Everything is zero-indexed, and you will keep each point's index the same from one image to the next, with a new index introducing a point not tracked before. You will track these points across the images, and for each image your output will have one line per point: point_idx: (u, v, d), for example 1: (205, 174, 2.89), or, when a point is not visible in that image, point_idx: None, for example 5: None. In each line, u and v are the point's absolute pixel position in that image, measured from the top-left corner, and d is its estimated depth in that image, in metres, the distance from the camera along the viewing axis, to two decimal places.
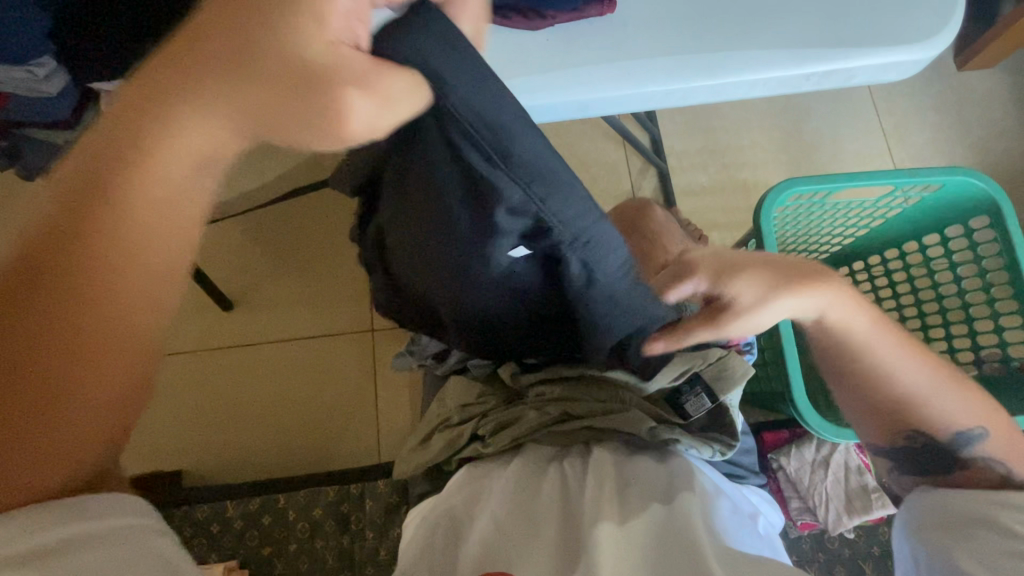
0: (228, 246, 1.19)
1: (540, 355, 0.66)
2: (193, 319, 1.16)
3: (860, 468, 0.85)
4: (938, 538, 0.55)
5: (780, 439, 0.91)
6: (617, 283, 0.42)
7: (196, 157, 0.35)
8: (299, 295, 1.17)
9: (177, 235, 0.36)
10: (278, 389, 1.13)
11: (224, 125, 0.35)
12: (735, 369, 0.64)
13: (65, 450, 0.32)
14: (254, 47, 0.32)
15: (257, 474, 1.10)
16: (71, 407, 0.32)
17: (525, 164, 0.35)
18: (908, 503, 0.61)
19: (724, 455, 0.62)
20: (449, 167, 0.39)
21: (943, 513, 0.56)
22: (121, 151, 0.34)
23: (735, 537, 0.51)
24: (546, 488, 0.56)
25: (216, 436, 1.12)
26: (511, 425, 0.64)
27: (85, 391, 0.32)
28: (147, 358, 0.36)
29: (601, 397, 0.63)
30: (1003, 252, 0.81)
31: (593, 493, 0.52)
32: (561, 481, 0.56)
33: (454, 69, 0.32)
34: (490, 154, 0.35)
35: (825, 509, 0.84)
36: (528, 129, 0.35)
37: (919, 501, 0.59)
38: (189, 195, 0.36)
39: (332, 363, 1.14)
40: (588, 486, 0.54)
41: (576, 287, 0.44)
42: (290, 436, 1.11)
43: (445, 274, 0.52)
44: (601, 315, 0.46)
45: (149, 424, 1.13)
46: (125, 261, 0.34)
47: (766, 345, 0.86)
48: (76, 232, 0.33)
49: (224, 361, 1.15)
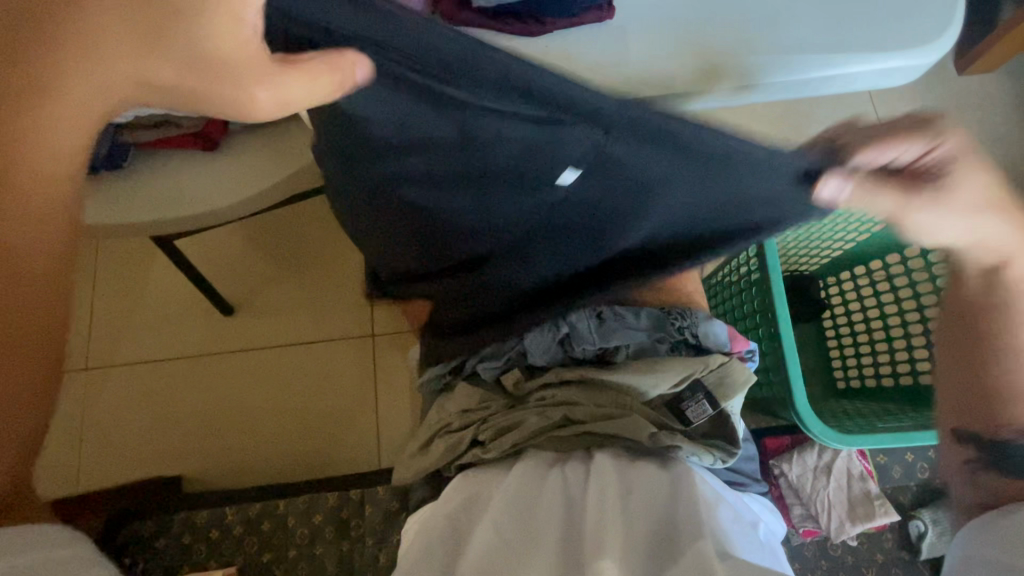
0: (228, 251, 1.19)
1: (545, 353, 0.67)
2: (195, 324, 1.17)
3: (862, 474, 0.86)
4: (995, 556, 0.52)
5: (783, 444, 0.90)
6: (743, 172, 0.39)
7: (98, 89, 0.40)
8: (300, 300, 1.17)
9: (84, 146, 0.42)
10: (278, 393, 1.13)
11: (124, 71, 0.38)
12: (735, 377, 0.65)
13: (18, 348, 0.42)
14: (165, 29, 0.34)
15: (257, 479, 1.10)
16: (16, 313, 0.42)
17: (531, 91, 0.33)
18: (973, 520, 0.57)
19: (725, 462, 0.61)
20: (479, 123, 0.38)
21: (1006, 534, 0.53)
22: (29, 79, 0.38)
23: (744, 545, 0.50)
24: (546, 493, 0.55)
25: (217, 440, 1.12)
26: (512, 430, 0.63)
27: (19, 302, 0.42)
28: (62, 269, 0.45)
29: (603, 402, 0.63)
30: None
31: (596, 498, 0.52)
32: (562, 487, 0.55)
33: (374, 31, 0.33)
34: (474, 88, 0.34)
35: (826, 517, 0.84)
36: (496, 56, 0.33)
37: (986, 520, 0.55)
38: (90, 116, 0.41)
39: (333, 368, 1.14)
40: (590, 491, 0.53)
41: (696, 197, 0.43)
42: (292, 441, 1.11)
43: (531, 236, 0.52)
44: (759, 205, 0.43)
45: (149, 430, 1.13)
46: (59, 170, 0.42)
47: (768, 350, 0.85)
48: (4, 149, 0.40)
49: (225, 366, 1.15)
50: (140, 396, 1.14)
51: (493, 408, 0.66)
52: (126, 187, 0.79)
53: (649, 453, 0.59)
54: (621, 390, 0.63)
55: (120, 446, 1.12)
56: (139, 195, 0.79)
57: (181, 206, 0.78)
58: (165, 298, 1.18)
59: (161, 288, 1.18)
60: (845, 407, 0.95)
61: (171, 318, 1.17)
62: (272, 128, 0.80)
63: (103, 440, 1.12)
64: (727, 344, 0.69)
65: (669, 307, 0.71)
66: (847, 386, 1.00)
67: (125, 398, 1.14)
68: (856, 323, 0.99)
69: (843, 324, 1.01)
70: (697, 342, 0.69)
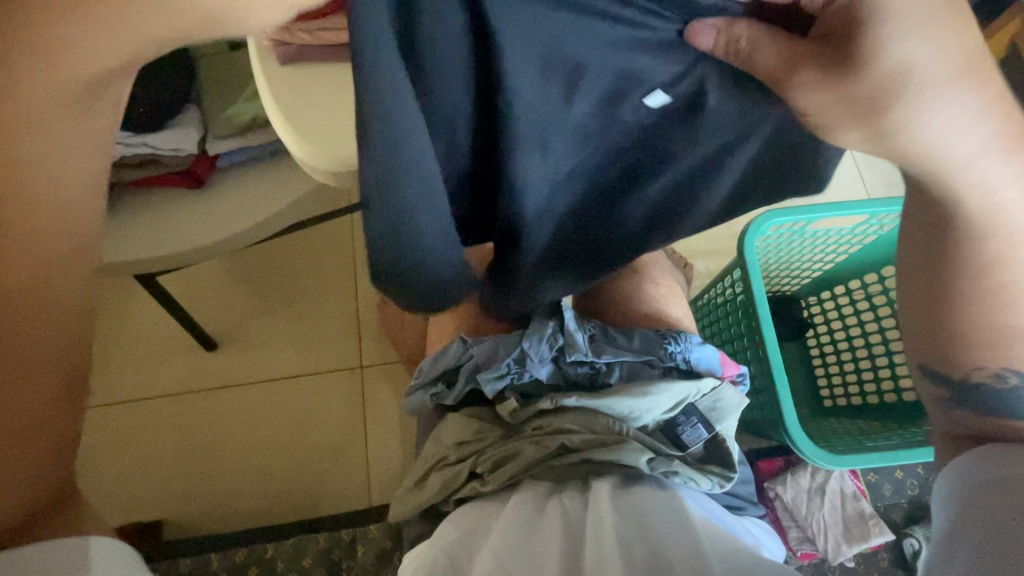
0: (212, 286, 1.17)
1: (552, 384, 0.68)
2: (177, 361, 1.14)
3: (855, 494, 0.87)
4: (977, 501, 0.51)
5: (776, 467, 0.91)
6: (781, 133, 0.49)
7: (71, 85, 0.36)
8: (285, 334, 1.15)
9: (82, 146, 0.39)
10: (264, 431, 1.10)
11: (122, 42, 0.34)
12: (729, 401, 0.66)
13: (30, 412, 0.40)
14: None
15: (244, 521, 1.06)
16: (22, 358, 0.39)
17: None
18: (955, 472, 0.55)
19: (722, 486, 0.62)
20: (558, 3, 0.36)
21: (977, 490, 0.52)
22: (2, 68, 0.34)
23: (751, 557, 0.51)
24: (545, 521, 0.54)
25: (201, 482, 1.08)
26: (508, 460, 0.62)
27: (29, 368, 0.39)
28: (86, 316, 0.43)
29: (598, 429, 0.62)
30: None
31: (595, 527, 0.52)
32: (561, 515, 0.55)
33: None
34: None
35: (824, 538, 0.85)
36: None
37: (964, 474, 0.54)
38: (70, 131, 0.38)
39: (321, 401, 1.12)
40: (590, 520, 0.53)
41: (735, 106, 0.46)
42: (277, 479, 1.08)
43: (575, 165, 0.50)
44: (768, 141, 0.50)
45: (129, 473, 1.09)
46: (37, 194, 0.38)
47: (757, 372, 0.86)
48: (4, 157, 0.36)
49: (208, 404, 1.12)
50: (117, 441, 1.10)
51: (488, 441, 0.64)
52: (108, 226, 0.78)
53: (647, 479, 0.58)
54: (618, 417, 0.63)
55: (98, 488, 1.07)
56: (124, 234, 0.77)
57: (165, 242, 0.77)
58: (145, 336, 1.15)
59: (140, 324, 1.16)
60: (832, 426, 0.96)
61: (150, 355, 1.14)
62: (256, 166, 0.80)
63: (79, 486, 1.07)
64: (718, 370, 0.71)
65: (662, 331, 0.72)
66: (833, 403, 1.01)
67: (100, 442, 1.10)
68: (838, 341, 1.01)
69: (828, 347, 1.03)
70: (689, 367, 0.69)
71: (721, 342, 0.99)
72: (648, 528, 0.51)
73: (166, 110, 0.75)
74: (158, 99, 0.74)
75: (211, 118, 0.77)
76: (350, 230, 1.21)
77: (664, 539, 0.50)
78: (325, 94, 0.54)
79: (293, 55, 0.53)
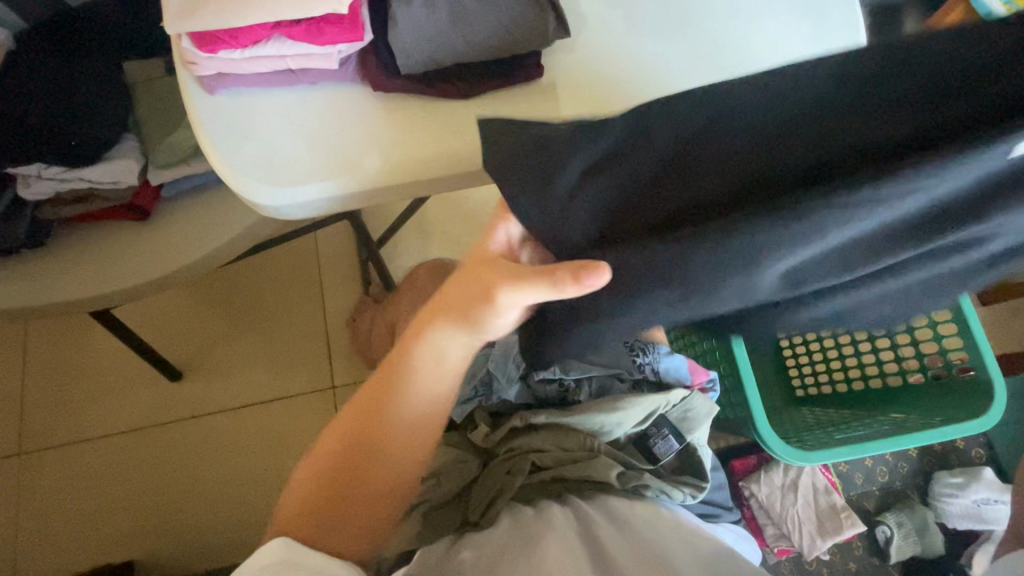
0: (174, 312, 1.14)
1: (529, 403, 0.67)
2: (140, 393, 1.10)
3: (827, 488, 0.93)
4: None
5: (749, 466, 0.96)
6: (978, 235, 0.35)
7: (403, 410, 0.52)
8: (255, 358, 1.12)
9: (366, 420, 0.52)
10: (236, 460, 1.07)
11: (415, 370, 0.51)
12: (699, 409, 0.65)
13: (322, 443, 0.55)
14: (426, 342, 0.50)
15: (220, 555, 1.03)
16: (328, 436, 0.55)
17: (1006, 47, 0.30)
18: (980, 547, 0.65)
19: (695, 497, 0.61)
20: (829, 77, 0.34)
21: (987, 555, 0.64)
22: (398, 390, 0.51)
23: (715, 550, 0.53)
24: (517, 532, 0.54)
25: (174, 518, 1.05)
26: (490, 491, 0.61)
27: (333, 426, 0.55)
28: (337, 442, 0.53)
29: (569, 446, 0.61)
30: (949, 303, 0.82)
31: (565, 535, 0.52)
32: (553, 526, 0.54)
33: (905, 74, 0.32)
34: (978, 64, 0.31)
35: (798, 535, 0.91)
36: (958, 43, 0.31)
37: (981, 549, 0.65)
38: (370, 427, 0.52)
39: (295, 424, 1.09)
40: (558, 523, 0.54)
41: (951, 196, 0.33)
42: (252, 508, 1.05)
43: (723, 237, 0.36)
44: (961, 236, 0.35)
45: (94, 512, 1.05)
46: (366, 433, 0.53)
47: (726, 373, 0.88)
48: (370, 438, 0.52)
49: (176, 435, 1.08)
50: (81, 480, 1.06)
51: (465, 476, 0.62)
52: (50, 265, 0.74)
53: (618, 492, 0.58)
54: (589, 431, 0.62)
55: (65, 529, 1.04)
56: (65, 272, 0.74)
57: (111, 276, 0.74)
58: (105, 369, 1.11)
59: (102, 359, 1.12)
60: (808, 417, 0.90)
61: (113, 389, 1.10)
62: (205, 193, 0.77)
63: (42, 529, 1.03)
64: (688, 379, 0.69)
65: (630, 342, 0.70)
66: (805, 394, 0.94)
67: (63, 483, 1.06)
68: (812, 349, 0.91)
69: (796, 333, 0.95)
70: (657, 379, 0.68)
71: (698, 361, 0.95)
72: (613, 526, 0.54)
73: (99, 141, 0.70)
74: (88, 128, 0.69)
75: (152, 145, 0.74)
76: (315, 249, 1.18)
77: (622, 534, 0.53)
78: (265, 124, 0.52)
79: (224, 80, 0.52)
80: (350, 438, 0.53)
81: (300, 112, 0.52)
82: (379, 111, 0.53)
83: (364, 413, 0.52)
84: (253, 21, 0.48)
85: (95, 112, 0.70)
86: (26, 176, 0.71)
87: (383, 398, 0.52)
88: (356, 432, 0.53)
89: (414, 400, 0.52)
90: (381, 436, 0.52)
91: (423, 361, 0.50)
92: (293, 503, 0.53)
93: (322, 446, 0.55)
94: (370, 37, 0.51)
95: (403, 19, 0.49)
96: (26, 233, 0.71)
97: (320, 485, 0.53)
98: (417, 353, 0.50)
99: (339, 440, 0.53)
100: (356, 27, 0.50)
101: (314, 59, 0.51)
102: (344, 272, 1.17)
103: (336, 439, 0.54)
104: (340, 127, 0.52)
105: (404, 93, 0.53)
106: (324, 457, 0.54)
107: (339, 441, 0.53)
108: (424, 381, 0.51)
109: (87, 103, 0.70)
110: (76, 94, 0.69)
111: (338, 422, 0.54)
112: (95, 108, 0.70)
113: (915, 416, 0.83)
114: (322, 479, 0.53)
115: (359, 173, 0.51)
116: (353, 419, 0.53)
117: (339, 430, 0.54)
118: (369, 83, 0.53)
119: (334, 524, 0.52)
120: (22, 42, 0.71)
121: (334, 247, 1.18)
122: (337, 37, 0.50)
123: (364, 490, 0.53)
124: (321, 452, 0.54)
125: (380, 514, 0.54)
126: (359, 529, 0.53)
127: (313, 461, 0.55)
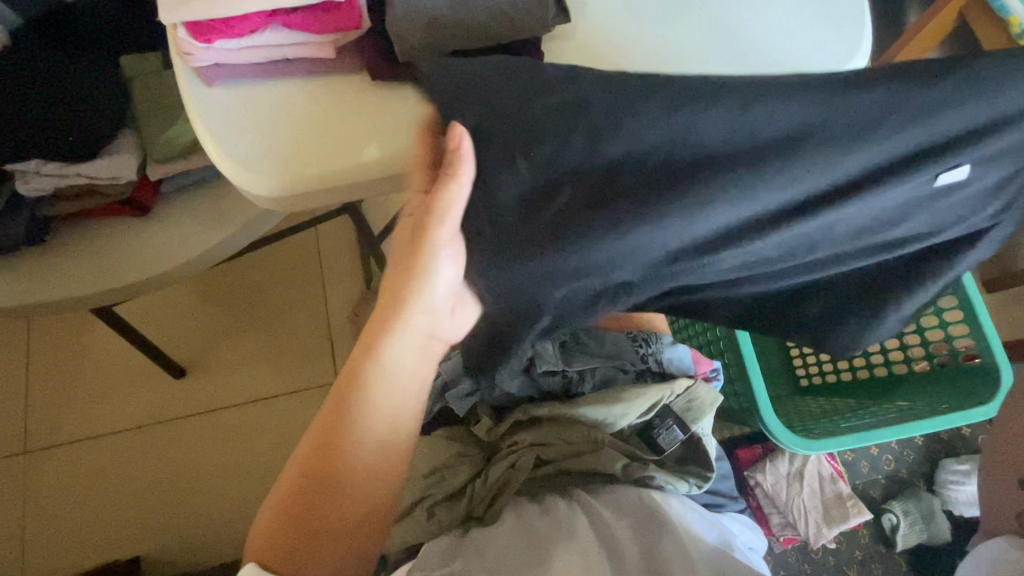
0: (176, 308, 1.13)
1: (535, 397, 0.66)
2: (144, 390, 1.10)
3: (833, 477, 0.93)
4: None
5: (754, 455, 0.96)
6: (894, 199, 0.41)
7: (373, 407, 0.51)
8: (257, 354, 1.12)
9: (333, 426, 0.51)
10: (240, 456, 1.07)
11: (377, 363, 0.51)
12: (702, 399, 0.65)
13: (291, 460, 0.53)
14: (377, 328, 0.52)
15: (226, 551, 1.03)
16: (297, 451, 0.53)
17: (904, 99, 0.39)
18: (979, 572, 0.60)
19: (700, 487, 0.61)
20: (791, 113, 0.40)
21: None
22: (367, 388, 0.51)
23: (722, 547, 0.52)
24: (520, 527, 0.53)
25: (180, 515, 1.05)
26: (495, 488, 0.60)
27: (301, 441, 0.53)
28: (308, 454, 0.52)
29: (573, 439, 0.61)
30: (958, 292, 0.80)
31: (567, 531, 0.52)
32: (560, 522, 0.53)
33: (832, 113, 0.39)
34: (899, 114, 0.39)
35: (804, 524, 0.91)
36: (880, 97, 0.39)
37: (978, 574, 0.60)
38: (338, 433, 0.50)
39: (298, 419, 1.09)
40: (562, 519, 0.53)
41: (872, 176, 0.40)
42: (257, 504, 1.05)
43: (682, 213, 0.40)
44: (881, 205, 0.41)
45: (99, 510, 1.05)
46: (334, 441, 0.50)
47: (731, 361, 0.87)
48: (341, 446, 0.50)
49: (180, 432, 1.08)
50: (86, 478, 1.06)
51: (469, 470, 0.62)
52: (50, 262, 0.74)
53: (622, 484, 0.58)
54: (593, 424, 0.62)
55: (72, 527, 1.04)
56: (65, 269, 0.73)
57: (111, 273, 0.73)
58: (108, 367, 1.11)
59: (106, 357, 1.12)
60: (812, 405, 0.90)
61: (118, 386, 1.10)
62: (204, 188, 0.77)
63: (49, 528, 1.04)
64: (692, 367, 0.69)
65: (632, 332, 0.69)
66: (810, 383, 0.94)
67: (69, 480, 1.06)
68: None
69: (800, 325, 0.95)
70: (661, 368, 0.67)
71: (701, 352, 0.95)
72: (616, 518, 0.53)
73: (97, 134, 0.70)
74: (85, 124, 0.69)
75: (149, 139, 0.73)
76: (315, 244, 1.18)
77: (625, 528, 0.52)
78: (260, 116, 0.51)
79: (223, 75, 0.51)
80: (320, 448, 0.51)
81: (298, 103, 0.52)
82: (379, 99, 0.52)
83: (333, 418, 0.51)
84: (248, 10, 0.47)
85: (92, 108, 0.69)
86: (24, 172, 0.70)
87: (349, 398, 0.51)
88: (323, 440, 0.51)
89: (382, 394, 0.51)
90: (354, 440, 0.51)
91: (382, 352, 0.51)
92: (270, 524, 0.51)
93: (291, 462, 0.52)
94: (368, 25, 0.50)
95: (403, 5, 0.48)
96: (25, 230, 0.71)
97: (288, 518, 0.50)
98: (374, 343, 0.51)
99: (309, 452, 0.51)
100: (354, 15, 0.49)
101: (312, 48, 0.50)
102: (346, 266, 1.17)
103: (305, 451, 0.52)
104: (340, 118, 0.52)
105: (401, 81, 0.52)
106: (295, 472, 0.51)
107: (308, 455, 0.51)
108: (389, 375, 0.51)
109: (83, 99, 0.69)
110: (73, 89, 0.69)
111: (306, 435, 0.53)
112: (91, 104, 0.70)
113: (920, 404, 0.82)
114: (291, 510, 0.51)
115: (357, 165, 0.50)
116: (322, 427, 0.51)
117: (307, 443, 0.52)
118: (367, 73, 0.53)
119: (318, 537, 0.50)
120: (17, 38, 0.70)
121: (334, 242, 1.18)
122: (335, 26, 0.49)
123: (344, 500, 0.51)
124: (292, 468, 0.52)
125: (360, 537, 0.52)
126: (349, 538, 0.51)
127: (284, 479, 0.52)
